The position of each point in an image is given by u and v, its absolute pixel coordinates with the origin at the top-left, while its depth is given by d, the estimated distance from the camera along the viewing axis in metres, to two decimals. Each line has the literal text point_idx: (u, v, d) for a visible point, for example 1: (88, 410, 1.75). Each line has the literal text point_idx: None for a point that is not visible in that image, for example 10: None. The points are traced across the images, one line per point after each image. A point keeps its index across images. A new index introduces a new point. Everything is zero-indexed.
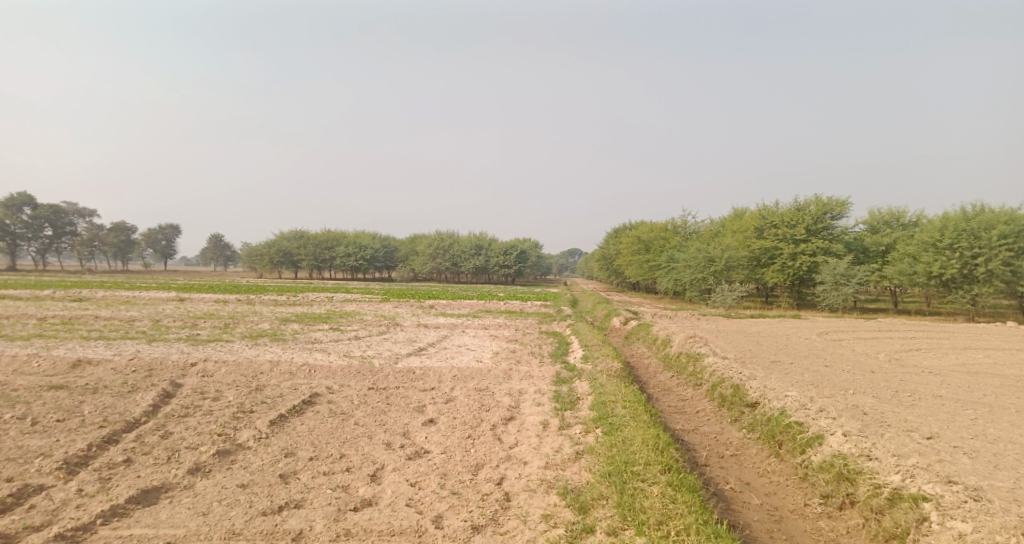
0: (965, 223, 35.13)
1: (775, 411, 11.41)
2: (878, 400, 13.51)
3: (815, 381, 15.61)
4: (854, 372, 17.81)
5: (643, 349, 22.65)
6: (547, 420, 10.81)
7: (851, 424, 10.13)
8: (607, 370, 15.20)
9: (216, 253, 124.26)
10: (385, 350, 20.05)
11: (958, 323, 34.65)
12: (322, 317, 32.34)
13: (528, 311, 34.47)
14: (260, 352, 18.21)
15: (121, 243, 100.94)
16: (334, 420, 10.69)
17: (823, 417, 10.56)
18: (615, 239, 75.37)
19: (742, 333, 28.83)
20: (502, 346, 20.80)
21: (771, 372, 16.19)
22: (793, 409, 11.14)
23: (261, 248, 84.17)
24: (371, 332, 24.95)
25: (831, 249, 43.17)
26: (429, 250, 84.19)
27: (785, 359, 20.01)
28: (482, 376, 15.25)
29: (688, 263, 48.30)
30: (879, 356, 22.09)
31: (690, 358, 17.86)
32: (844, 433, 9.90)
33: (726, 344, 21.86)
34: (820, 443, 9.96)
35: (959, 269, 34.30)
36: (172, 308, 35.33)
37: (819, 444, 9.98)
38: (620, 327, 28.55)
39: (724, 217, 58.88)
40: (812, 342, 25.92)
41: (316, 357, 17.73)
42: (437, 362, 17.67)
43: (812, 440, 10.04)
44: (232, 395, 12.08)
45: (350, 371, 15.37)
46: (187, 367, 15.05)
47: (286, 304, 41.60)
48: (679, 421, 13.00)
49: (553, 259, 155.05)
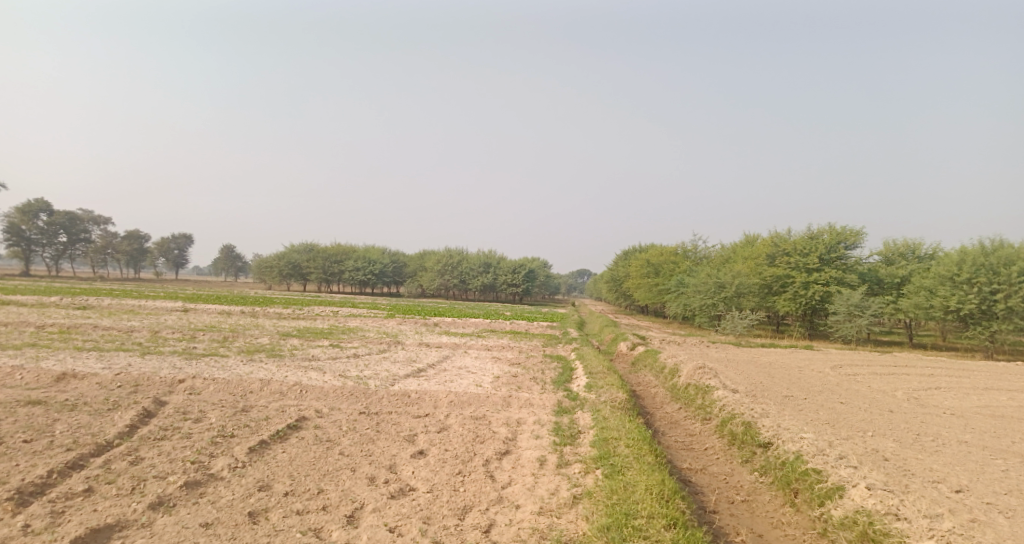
0: (984, 257, 34.18)
1: (790, 454, 10.66)
2: (898, 445, 12.72)
3: (830, 419, 14.82)
4: (870, 412, 16.97)
5: (650, 378, 21.85)
6: (545, 456, 10.15)
7: (875, 476, 9.38)
8: (611, 400, 14.50)
9: (227, 264, 124.78)
10: (383, 370, 19.42)
11: (976, 361, 33.61)
12: (324, 332, 31.78)
13: (534, 332, 33.76)
14: (254, 369, 17.62)
15: (133, 251, 101.57)
16: (317, 449, 10.09)
17: (843, 465, 9.81)
18: (626, 261, 74.70)
19: (753, 363, 27.98)
20: (504, 370, 20.11)
21: (784, 409, 15.41)
22: (810, 454, 10.39)
23: (271, 261, 84.12)
24: (372, 350, 24.32)
25: (845, 279, 42.23)
26: (438, 266, 83.81)
27: (798, 394, 19.17)
28: (480, 403, 14.59)
29: (699, 288, 47.83)
30: (896, 393, 21.22)
31: (699, 390, 17.09)
32: (867, 486, 9.16)
33: (736, 375, 21.04)
34: (840, 496, 9.21)
35: (977, 304, 33.32)
36: (175, 318, 34.91)
37: (839, 496, 9.24)
38: (627, 352, 27.79)
39: (736, 243, 58.11)
40: (825, 376, 25.06)
41: (310, 376, 17.12)
42: (435, 385, 17.02)
43: (831, 491, 9.30)
44: (214, 417, 11.49)
45: (343, 393, 14.73)
46: (175, 383, 14.49)
47: (290, 317, 41.12)
48: (686, 460, 12.29)
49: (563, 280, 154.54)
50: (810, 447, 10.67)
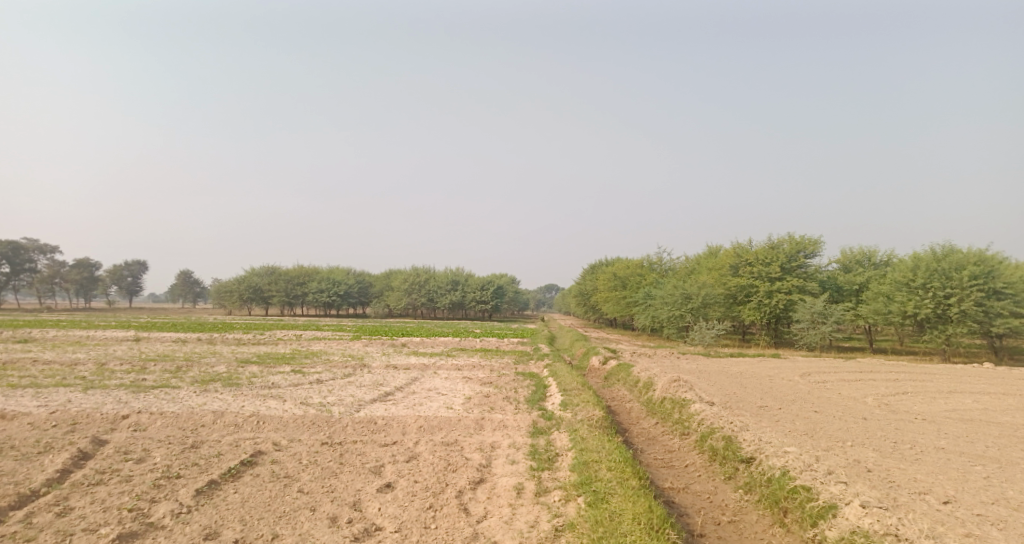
0: (936, 263, 34.83)
1: (777, 470, 10.22)
2: (880, 454, 12.43)
3: (808, 430, 14.49)
4: (846, 420, 16.74)
5: (624, 392, 21.35)
6: (523, 483, 9.51)
7: (867, 492, 8.99)
8: (587, 419, 13.91)
9: (185, 289, 121.20)
10: (347, 395, 18.51)
11: (934, 364, 34.17)
12: (285, 357, 30.50)
13: (504, 350, 33.08)
14: (208, 400, 16.55)
15: (84, 279, 97.82)
16: (274, 486, 9.29)
17: (833, 480, 9.41)
18: (592, 275, 74.71)
19: (724, 374, 27.77)
20: (475, 390, 19.39)
21: (762, 420, 15.05)
22: (798, 469, 9.96)
23: (230, 285, 81.67)
24: (336, 374, 23.34)
25: (806, 288, 42.77)
26: (404, 285, 82.58)
27: (773, 404, 18.91)
28: (451, 427, 13.86)
29: (665, 300, 47.42)
30: (867, 399, 21.16)
31: (676, 404, 16.63)
32: (861, 503, 8.77)
33: (710, 387, 20.70)
34: (833, 514, 8.81)
35: (932, 309, 33.84)
36: (125, 349, 33.17)
37: (832, 516, 8.82)
38: (598, 367, 27.29)
39: (700, 254, 58.60)
40: (796, 384, 24.97)
41: (269, 405, 16.14)
42: (402, 410, 16.21)
43: (824, 510, 8.88)
44: (159, 456, 10.54)
45: (304, 422, 13.83)
46: (118, 420, 13.40)
47: (250, 342, 39.54)
48: (667, 478, 11.80)
49: (530, 296, 154.35)
50: (798, 461, 10.26)
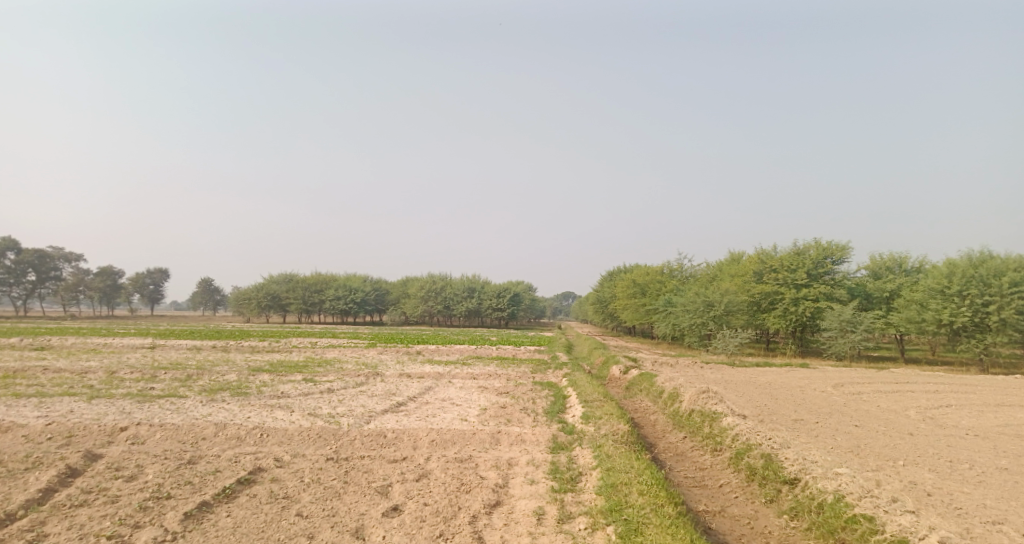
0: (973, 269, 33.36)
1: (829, 495, 9.32)
2: (936, 475, 11.33)
3: (853, 447, 13.38)
4: (890, 435, 15.59)
5: (648, 404, 20.32)
6: (544, 507, 8.61)
7: (940, 530, 7.99)
8: (612, 433, 12.94)
9: (205, 297, 122.02)
10: (358, 406, 17.70)
11: (970, 375, 32.66)
12: (299, 365, 29.79)
13: (522, 358, 32.15)
14: (213, 411, 15.83)
15: (106, 287, 98.73)
16: (270, 508, 8.53)
17: (899, 514, 8.43)
18: (610, 282, 73.64)
19: (752, 384, 26.58)
20: (491, 401, 18.48)
21: (800, 436, 13.97)
22: (855, 496, 9.04)
23: (248, 293, 81.64)
24: (348, 383, 22.55)
25: (834, 295, 41.36)
26: (421, 293, 82.02)
27: (808, 418, 17.76)
28: (466, 441, 12.98)
29: (687, 307, 46.15)
30: (907, 413, 19.92)
31: (706, 417, 15.60)
32: (939, 540, 7.84)
33: (740, 399, 19.58)
34: None
35: (969, 316, 32.36)
36: (138, 356, 32.70)
37: None
38: (620, 376, 26.26)
39: (722, 260, 57.30)
40: (829, 396, 23.73)
41: (276, 417, 15.36)
42: (415, 422, 15.36)
43: None
44: (152, 474, 9.79)
45: (310, 435, 13.02)
46: (116, 432, 12.70)
47: (264, 350, 38.96)
48: (701, 500, 10.85)
49: (547, 304, 153.55)
50: (854, 489, 9.25)
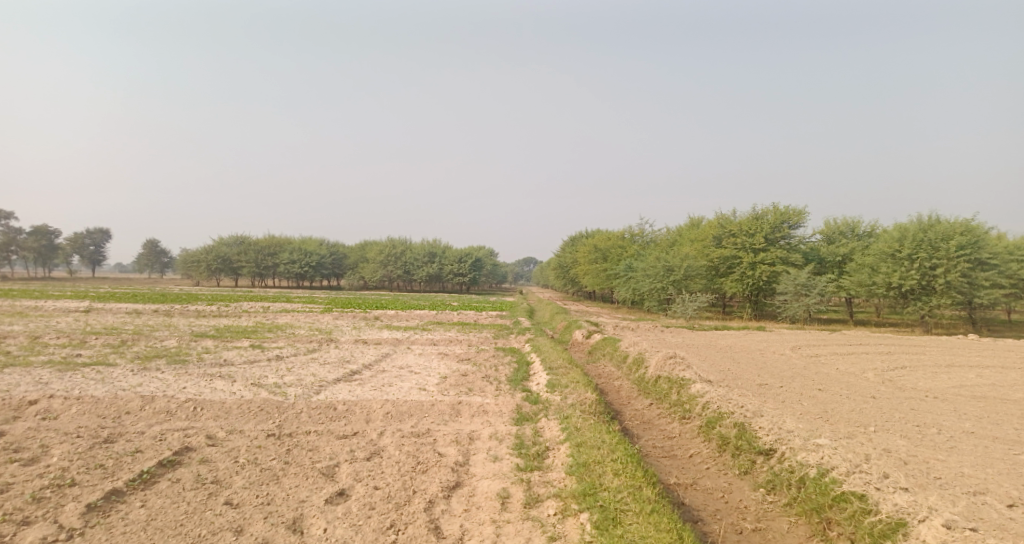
0: (923, 232, 33.56)
1: (812, 471, 8.78)
2: (911, 440, 10.89)
3: (823, 412, 12.88)
4: (855, 399, 15.21)
5: (612, 370, 19.67)
6: (508, 489, 7.80)
7: (935, 514, 7.46)
8: (579, 403, 12.12)
9: (152, 259, 117.23)
10: (308, 374, 16.51)
11: (916, 336, 33.23)
12: (247, 331, 28.27)
13: (482, 323, 31.26)
14: (143, 382, 14.45)
15: (43, 248, 93.52)
16: (193, 495, 7.45)
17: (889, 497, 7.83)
18: (571, 247, 73.18)
19: (714, 348, 26.28)
20: (450, 368, 17.51)
21: (769, 402, 13.42)
22: (843, 472, 8.51)
23: (197, 255, 78.32)
24: (298, 350, 21.25)
25: (789, 259, 41.56)
26: (380, 257, 80.11)
27: (773, 382, 17.35)
28: (422, 414, 11.99)
29: (647, 271, 45.90)
30: (867, 375, 19.74)
31: (674, 384, 14.96)
32: (940, 524, 7.33)
33: (705, 364, 19.11)
34: (903, 534, 7.44)
35: (918, 279, 32.73)
36: (72, 322, 30.60)
37: (900, 534, 7.45)
38: (582, 341, 25.65)
39: (682, 225, 57.17)
40: (790, 359, 23.55)
41: (214, 388, 14.07)
42: (368, 391, 14.31)
43: (890, 529, 7.49)
44: (57, 457, 8.57)
45: (250, 408, 11.83)
46: (25, 407, 11.34)
47: (212, 315, 37.09)
48: (670, 472, 10.16)
49: (508, 270, 152.90)
50: (840, 464, 8.63)
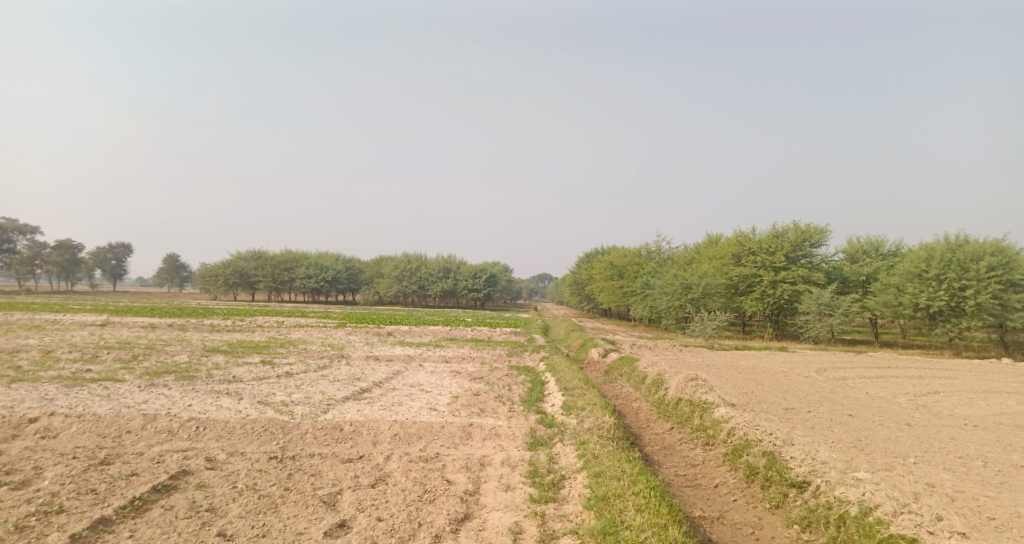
0: (951, 252, 32.58)
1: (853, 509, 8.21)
2: (953, 473, 10.18)
3: (855, 441, 12.18)
4: (888, 426, 14.44)
5: (629, 391, 19.04)
6: (521, 524, 7.38)
7: None
8: (596, 428, 11.55)
9: (171, 273, 118.40)
10: (316, 393, 16.08)
11: (944, 359, 32.13)
12: (259, 346, 27.96)
13: (497, 340, 30.72)
14: (149, 399, 14.10)
15: (66, 261, 94.68)
16: (185, 526, 7.00)
17: None
18: (587, 263, 72.54)
19: (735, 369, 25.50)
20: (463, 387, 17.00)
21: (798, 429, 12.74)
22: (890, 512, 7.95)
23: (215, 269, 78.72)
24: (309, 367, 20.85)
25: (811, 278, 40.62)
26: (395, 272, 80.00)
27: (800, 407, 16.61)
28: (432, 436, 11.49)
29: (664, 289, 45.14)
30: (898, 400, 18.88)
31: (696, 408, 14.32)
32: None
33: (727, 386, 18.41)
34: None
35: (947, 300, 31.69)
36: (86, 335, 30.50)
37: None
38: (599, 360, 25.01)
39: (700, 243, 56.34)
40: (815, 382, 22.69)
41: (220, 406, 13.67)
42: (377, 411, 13.84)
43: None
44: (50, 480, 8.18)
45: (253, 428, 11.39)
46: (25, 425, 11.00)
47: (226, 329, 36.91)
48: (695, 503, 9.55)
49: (523, 286, 152.29)
50: (884, 502, 8.11)
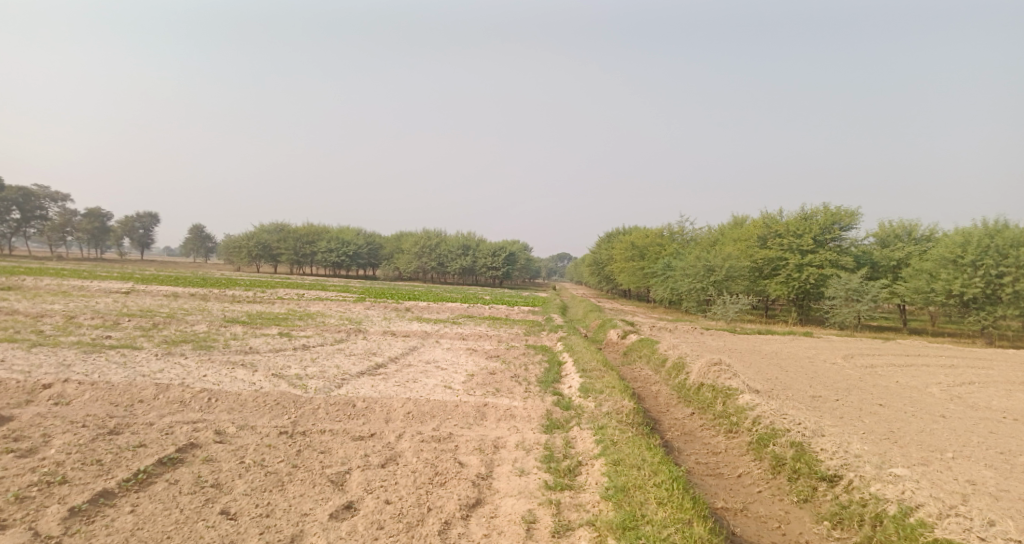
0: (989, 238, 31.37)
1: (894, 508, 7.88)
2: (993, 470, 9.67)
3: (887, 433, 11.66)
4: (921, 418, 13.85)
5: (649, 373, 18.61)
6: (535, 513, 7.12)
7: None
8: (615, 411, 11.18)
9: (196, 245, 119.96)
10: (331, 367, 15.89)
11: (976, 348, 31.15)
12: (277, 318, 27.96)
13: (515, 318, 30.43)
14: (164, 368, 14.01)
15: (94, 230, 96.20)
16: (187, 503, 6.81)
17: None
18: (608, 243, 71.77)
19: (758, 354, 24.90)
20: (479, 366, 16.72)
21: (825, 419, 12.25)
22: (935, 515, 7.61)
23: (238, 241, 79.37)
24: (326, 340, 20.72)
25: (840, 262, 39.56)
26: (416, 248, 80.00)
27: (827, 395, 16.07)
28: (446, 415, 11.21)
29: (687, 271, 44.37)
30: (930, 390, 18.22)
31: (719, 393, 13.87)
32: None
33: (751, 371, 17.90)
34: None
35: (982, 288, 30.59)
36: (108, 303, 30.75)
37: None
38: (618, 341, 24.58)
39: (725, 224, 55.24)
40: (842, 369, 22.03)
41: (234, 377, 13.52)
42: (392, 388, 13.62)
43: None
44: (56, 448, 8.03)
45: (265, 402, 11.19)
46: (39, 391, 10.93)
47: (246, 300, 37.02)
48: (717, 493, 9.17)
49: (543, 264, 151.85)
50: (927, 503, 7.76)
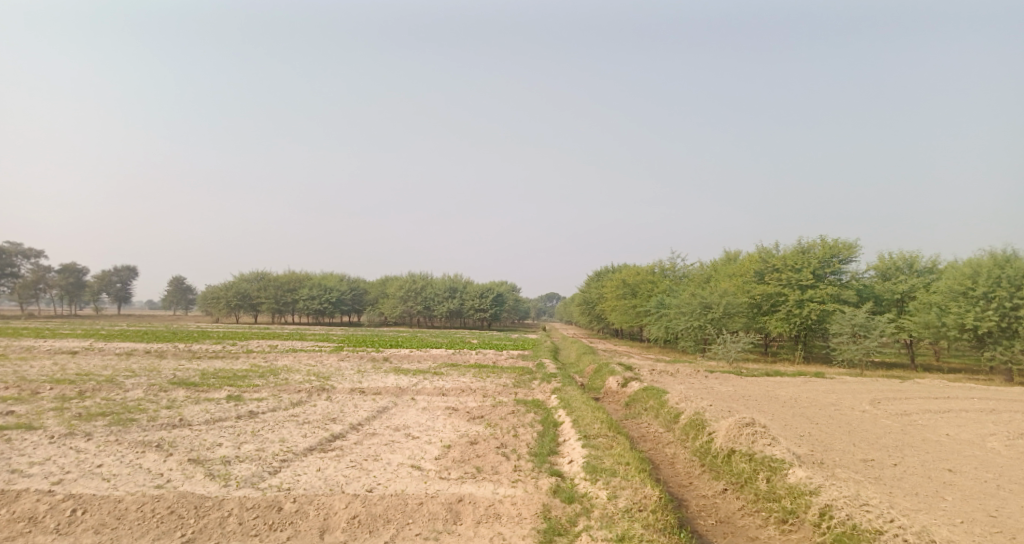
0: (999, 268, 28.66)
1: None
2: None
3: (992, 521, 8.74)
4: (1009, 490, 10.92)
5: (659, 432, 15.58)
6: None
7: None
8: (635, 508, 8.27)
9: (178, 297, 116.22)
10: (274, 443, 12.76)
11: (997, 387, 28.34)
12: (233, 376, 24.59)
13: (502, 366, 27.34)
14: (48, 458, 10.83)
15: (69, 285, 92.33)
16: None
17: None
18: (598, 281, 69.14)
19: (777, 402, 21.90)
20: (458, 433, 13.62)
21: (906, 501, 9.35)
22: None
23: (217, 291, 75.96)
24: (280, 404, 17.59)
25: (842, 296, 37.02)
26: (400, 292, 76.96)
27: (882, 458, 13.12)
28: (405, 520, 8.19)
29: (681, 309, 41.51)
30: (991, 445, 15.31)
31: (760, 466, 10.95)
32: None
33: (781, 428, 14.93)
34: None
35: (996, 321, 27.88)
36: (47, 365, 27.30)
37: None
38: (618, 391, 21.50)
39: (719, 261, 52.80)
40: (878, 419, 19.04)
41: (136, 468, 10.39)
42: (342, 472, 10.51)
43: None
44: None
45: (154, 510, 8.07)
46: None
47: (207, 356, 33.42)
48: None
49: (532, 305, 149.00)
50: None
